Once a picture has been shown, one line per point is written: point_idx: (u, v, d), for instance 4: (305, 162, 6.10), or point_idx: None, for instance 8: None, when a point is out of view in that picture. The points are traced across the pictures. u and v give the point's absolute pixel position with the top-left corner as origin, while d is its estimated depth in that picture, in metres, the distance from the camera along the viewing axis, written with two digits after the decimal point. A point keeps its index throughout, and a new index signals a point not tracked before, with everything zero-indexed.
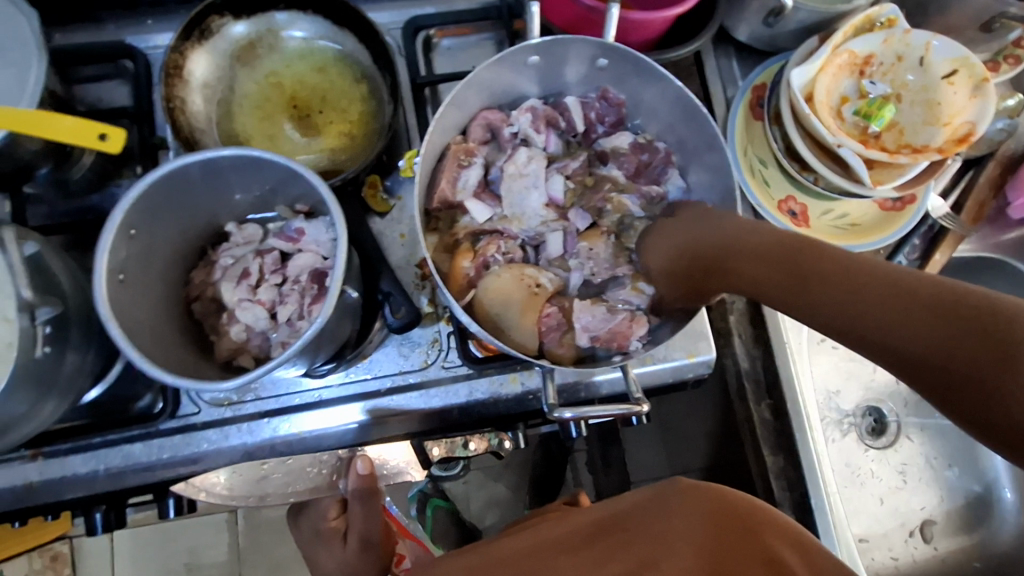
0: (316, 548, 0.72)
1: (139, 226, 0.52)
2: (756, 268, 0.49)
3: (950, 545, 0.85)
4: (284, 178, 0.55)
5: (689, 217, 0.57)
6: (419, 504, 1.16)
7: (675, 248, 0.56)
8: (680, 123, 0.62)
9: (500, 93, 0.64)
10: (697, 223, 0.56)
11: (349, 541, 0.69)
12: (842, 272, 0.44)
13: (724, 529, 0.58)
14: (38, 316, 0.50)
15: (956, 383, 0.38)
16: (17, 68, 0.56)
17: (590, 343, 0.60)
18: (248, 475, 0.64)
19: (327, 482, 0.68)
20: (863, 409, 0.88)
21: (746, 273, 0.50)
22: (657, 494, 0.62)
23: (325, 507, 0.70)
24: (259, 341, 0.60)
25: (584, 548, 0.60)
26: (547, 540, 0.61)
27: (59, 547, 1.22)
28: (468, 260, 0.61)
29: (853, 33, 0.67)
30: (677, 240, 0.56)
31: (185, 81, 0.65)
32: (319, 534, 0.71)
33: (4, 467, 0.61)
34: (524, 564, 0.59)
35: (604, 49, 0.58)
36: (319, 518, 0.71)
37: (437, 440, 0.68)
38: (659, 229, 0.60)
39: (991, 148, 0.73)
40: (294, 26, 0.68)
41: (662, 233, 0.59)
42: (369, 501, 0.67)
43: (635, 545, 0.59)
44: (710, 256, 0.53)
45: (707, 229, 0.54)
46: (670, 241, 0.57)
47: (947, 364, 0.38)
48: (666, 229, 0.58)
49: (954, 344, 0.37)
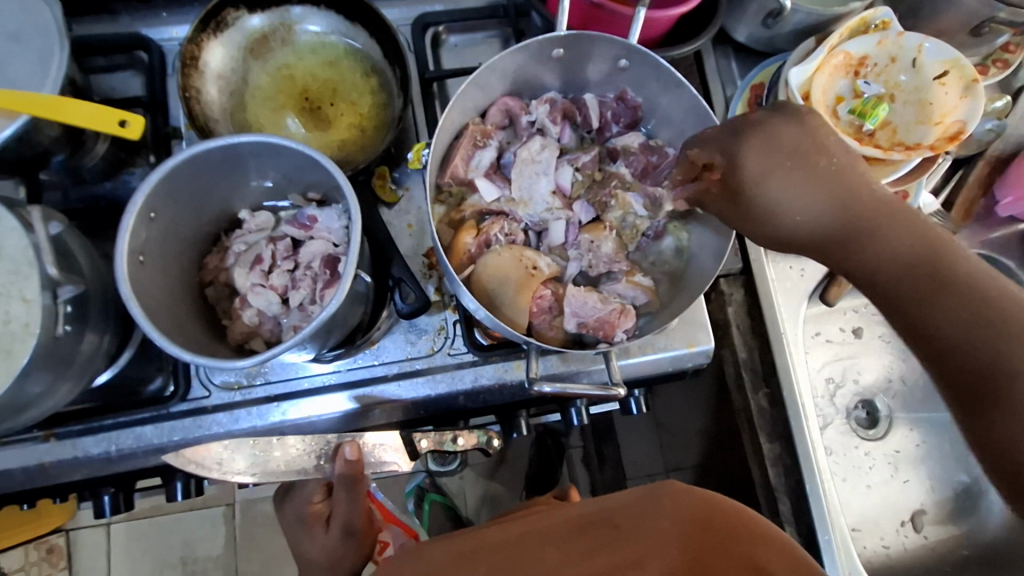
0: (298, 535, 0.72)
1: (159, 209, 0.54)
2: (836, 226, 0.53)
3: (939, 533, 0.88)
4: (302, 164, 0.57)
5: (774, 147, 0.53)
6: (416, 499, 1.24)
7: (779, 190, 0.52)
8: (693, 130, 0.64)
9: (521, 82, 0.66)
10: (791, 162, 0.53)
11: (331, 525, 0.70)
12: (891, 238, 0.53)
13: (709, 533, 0.58)
14: (61, 294, 0.52)
15: (955, 370, 0.51)
16: (39, 54, 0.57)
17: (578, 328, 0.61)
18: (240, 450, 0.62)
19: (315, 466, 0.65)
20: (857, 401, 0.90)
21: (827, 228, 0.53)
22: (649, 493, 0.63)
23: (312, 489, 0.72)
24: (270, 326, 0.61)
25: (574, 539, 0.60)
26: (535, 530, 0.61)
27: (55, 540, 1.23)
28: (471, 236, 0.63)
29: (849, 35, 0.70)
30: (779, 180, 0.52)
31: (201, 72, 0.66)
32: (302, 520, 0.72)
33: (15, 447, 0.61)
34: (516, 551, 0.58)
35: (628, 50, 0.60)
36: (303, 501, 0.72)
37: (426, 432, 0.68)
38: (758, 147, 0.53)
39: (981, 148, 0.76)
40: (308, 21, 0.70)
41: (761, 163, 0.52)
42: (351, 488, 0.66)
43: (627, 539, 0.59)
44: (801, 207, 0.53)
45: (806, 164, 0.53)
46: (774, 182, 0.52)
47: (958, 351, 0.51)
48: (768, 159, 0.52)
49: (971, 334, 0.50)
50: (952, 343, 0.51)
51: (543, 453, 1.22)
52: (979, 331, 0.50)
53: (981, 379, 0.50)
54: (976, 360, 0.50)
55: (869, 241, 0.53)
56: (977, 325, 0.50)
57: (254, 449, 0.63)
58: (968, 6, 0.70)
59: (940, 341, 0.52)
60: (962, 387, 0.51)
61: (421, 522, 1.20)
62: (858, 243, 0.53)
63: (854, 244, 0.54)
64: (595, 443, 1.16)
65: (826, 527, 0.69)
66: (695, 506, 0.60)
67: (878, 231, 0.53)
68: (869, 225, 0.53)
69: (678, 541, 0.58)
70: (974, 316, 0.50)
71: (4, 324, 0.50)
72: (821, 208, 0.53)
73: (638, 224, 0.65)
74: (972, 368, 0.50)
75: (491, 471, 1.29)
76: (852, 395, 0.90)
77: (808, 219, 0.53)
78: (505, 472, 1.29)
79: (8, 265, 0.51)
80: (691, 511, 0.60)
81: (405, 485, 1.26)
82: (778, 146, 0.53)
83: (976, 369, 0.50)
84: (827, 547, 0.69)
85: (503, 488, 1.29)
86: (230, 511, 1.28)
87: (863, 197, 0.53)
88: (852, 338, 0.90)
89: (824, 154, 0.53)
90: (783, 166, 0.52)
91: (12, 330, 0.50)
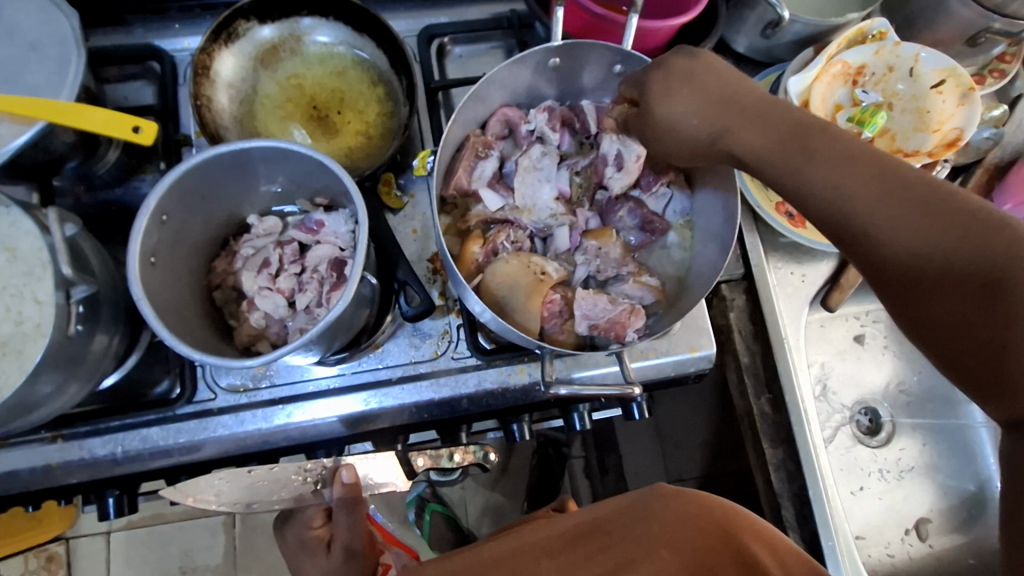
0: (301, 558, 0.72)
1: (170, 211, 0.55)
2: (831, 204, 0.50)
3: (945, 542, 0.87)
4: (311, 168, 0.58)
5: (677, 76, 0.57)
6: (417, 509, 1.22)
7: (686, 122, 0.57)
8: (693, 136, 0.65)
9: (520, 91, 0.68)
10: (750, 121, 0.54)
11: (333, 550, 0.69)
12: (976, 214, 0.45)
13: (700, 533, 0.59)
14: (74, 294, 0.53)
15: (945, 317, 0.45)
16: (57, 62, 0.59)
17: (590, 331, 0.62)
18: (237, 481, 0.63)
19: (311, 491, 0.68)
20: (860, 408, 0.90)
21: (830, 200, 0.50)
22: (641, 498, 0.63)
23: (310, 515, 0.71)
24: (277, 328, 0.62)
25: (566, 550, 0.60)
26: (531, 543, 0.61)
27: (55, 548, 1.23)
28: (478, 245, 0.64)
29: (846, 45, 0.71)
30: (729, 135, 0.55)
31: (212, 80, 0.68)
32: (304, 544, 0.71)
33: (25, 448, 0.61)
34: (511, 563, 0.58)
35: (623, 57, 0.61)
36: (303, 526, 0.71)
37: (422, 451, 0.69)
38: (651, 84, 0.58)
39: (979, 156, 0.78)
40: (317, 31, 0.72)
41: (660, 91, 0.57)
42: (353, 510, 0.66)
43: (616, 547, 0.60)
44: (768, 164, 0.53)
45: (782, 126, 0.53)
46: (670, 102, 0.57)
47: (941, 288, 0.45)
48: (671, 88, 0.57)
49: (977, 288, 0.44)
50: (933, 285, 0.45)
51: (545, 463, 1.22)
52: (956, 281, 0.44)
53: (990, 354, 0.43)
54: (966, 340, 0.44)
55: (886, 217, 0.47)
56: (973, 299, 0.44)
57: (251, 478, 0.63)
58: (963, 16, 0.71)
59: (936, 293, 0.45)
60: (969, 362, 0.45)
61: (421, 533, 1.20)
62: (868, 223, 0.48)
63: (859, 238, 0.48)
64: (597, 453, 1.18)
65: (831, 533, 0.70)
66: (685, 507, 0.60)
67: (930, 199, 0.46)
68: (857, 195, 0.48)
69: (669, 544, 0.59)
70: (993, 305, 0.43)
71: (17, 325, 0.51)
72: (820, 175, 0.50)
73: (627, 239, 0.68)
74: (976, 339, 0.44)
75: (492, 482, 1.28)
76: (856, 400, 0.90)
77: (811, 180, 0.51)
78: (507, 482, 1.28)
79: (23, 268, 0.53)
80: (682, 513, 0.60)
81: (405, 496, 1.22)
82: (692, 84, 0.57)
83: (977, 339, 0.44)
84: (831, 554, 0.69)
85: (505, 498, 1.28)
86: (231, 520, 1.28)
87: (877, 162, 0.49)
88: (855, 345, 0.89)
89: (740, 99, 0.56)
90: (692, 85, 0.57)
91: (24, 330, 0.51)
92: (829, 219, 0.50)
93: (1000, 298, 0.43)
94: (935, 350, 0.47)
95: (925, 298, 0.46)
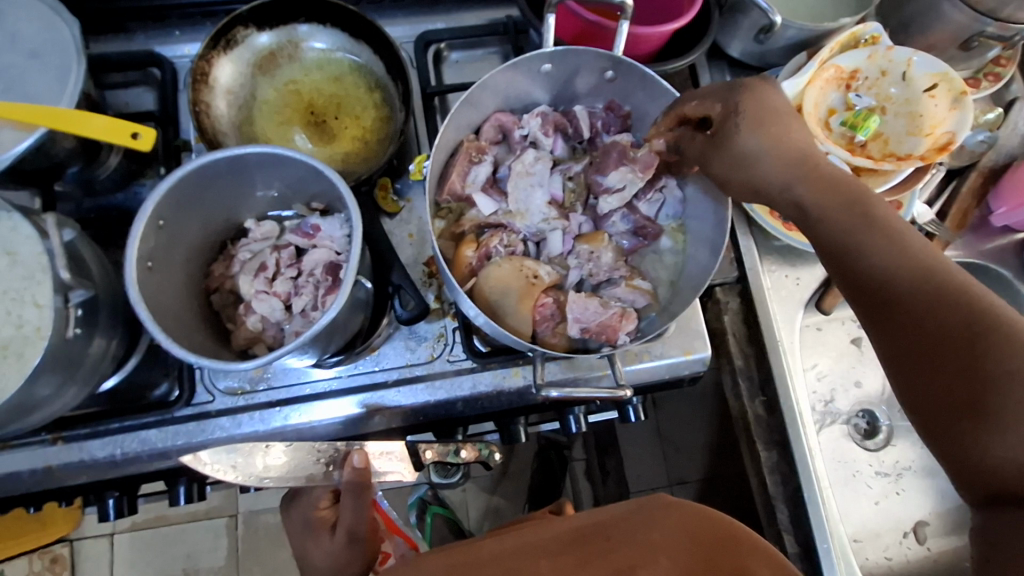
0: (304, 542, 0.68)
1: (167, 217, 0.56)
2: (831, 235, 0.54)
3: (943, 544, 0.87)
4: (306, 174, 0.59)
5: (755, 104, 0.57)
6: (418, 511, 1.22)
7: (754, 156, 0.57)
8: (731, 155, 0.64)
9: (512, 97, 0.68)
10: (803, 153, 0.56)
11: (337, 532, 0.64)
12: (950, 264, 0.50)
13: (701, 542, 0.58)
14: (72, 298, 0.54)
15: (926, 349, 0.48)
16: (58, 70, 0.60)
17: (581, 334, 0.62)
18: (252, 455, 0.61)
19: (322, 472, 0.64)
20: (856, 411, 0.90)
21: (832, 229, 0.54)
22: (645, 514, 0.63)
23: (317, 495, 0.68)
24: (274, 331, 0.63)
25: (566, 551, 0.58)
26: (532, 542, 0.60)
27: (59, 549, 1.24)
28: (471, 250, 0.64)
29: (839, 49, 0.72)
30: (773, 163, 0.57)
31: (210, 87, 0.69)
32: (308, 525, 0.68)
33: (24, 449, 0.62)
34: (507, 559, 0.58)
35: (615, 63, 0.62)
36: (309, 506, 0.68)
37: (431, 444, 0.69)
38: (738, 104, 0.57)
39: (972, 160, 0.79)
40: (314, 38, 0.73)
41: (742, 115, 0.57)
42: (362, 496, 0.63)
43: (617, 551, 0.58)
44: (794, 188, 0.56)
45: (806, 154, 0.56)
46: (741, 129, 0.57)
47: (924, 321, 0.48)
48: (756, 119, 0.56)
49: (957, 320, 0.47)
50: (917, 315, 0.49)
51: (545, 466, 1.22)
52: (937, 313, 0.48)
53: (967, 386, 0.45)
54: (943, 373, 0.47)
55: (878, 251, 0.51)
56: (954, 333, 0.47)
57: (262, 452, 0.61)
58: (955, 20, 0.71)
59: (921, 325, 0.48)
60: (945, 395, 0.47)
61: (422, 535, 1.20)
62: (863, 252, 0.52)
63: (853, 261, 0.52)
64: (598, 456, 1.17)
65: (826, 535, 0.69)
66: (687, 517, 0.62)
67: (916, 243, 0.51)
68: (851, 225, 0.53)
69: (668, 551, 0.57)
70: (972, 338, 0.46)
71: (17, 328, 0.52)
72: (822, 204, 0.55)
73: (620, 244, 0.69)
74: (952, 370, 0.46)
75: (494, 484, 1.28)
76: (853, 403, 0.90)
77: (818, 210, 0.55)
78: (508, 485, 1.28)
79: (23, 272, 0.54)
80: (682, 520, 0.61)
81: (407, 498, 1.24)
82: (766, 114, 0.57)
83: (955, 370, 0.46)
84: (826, 556, 0.69)
85: (506, 501, 1.28)
86: (233, 522, 1.29)
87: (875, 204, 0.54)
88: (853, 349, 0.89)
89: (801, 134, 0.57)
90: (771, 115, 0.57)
91: (25, 334, 0.52)
92: (829, 247, 0.54)
93: (976, 332, 0.46)
94: (912, 386, 0.49)
95: (909, 328, 0.49)
